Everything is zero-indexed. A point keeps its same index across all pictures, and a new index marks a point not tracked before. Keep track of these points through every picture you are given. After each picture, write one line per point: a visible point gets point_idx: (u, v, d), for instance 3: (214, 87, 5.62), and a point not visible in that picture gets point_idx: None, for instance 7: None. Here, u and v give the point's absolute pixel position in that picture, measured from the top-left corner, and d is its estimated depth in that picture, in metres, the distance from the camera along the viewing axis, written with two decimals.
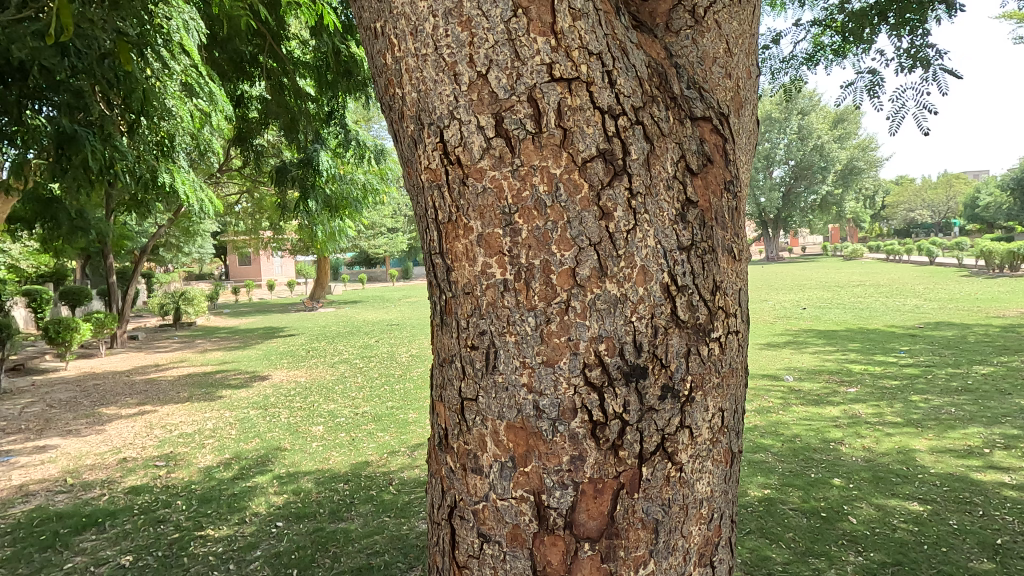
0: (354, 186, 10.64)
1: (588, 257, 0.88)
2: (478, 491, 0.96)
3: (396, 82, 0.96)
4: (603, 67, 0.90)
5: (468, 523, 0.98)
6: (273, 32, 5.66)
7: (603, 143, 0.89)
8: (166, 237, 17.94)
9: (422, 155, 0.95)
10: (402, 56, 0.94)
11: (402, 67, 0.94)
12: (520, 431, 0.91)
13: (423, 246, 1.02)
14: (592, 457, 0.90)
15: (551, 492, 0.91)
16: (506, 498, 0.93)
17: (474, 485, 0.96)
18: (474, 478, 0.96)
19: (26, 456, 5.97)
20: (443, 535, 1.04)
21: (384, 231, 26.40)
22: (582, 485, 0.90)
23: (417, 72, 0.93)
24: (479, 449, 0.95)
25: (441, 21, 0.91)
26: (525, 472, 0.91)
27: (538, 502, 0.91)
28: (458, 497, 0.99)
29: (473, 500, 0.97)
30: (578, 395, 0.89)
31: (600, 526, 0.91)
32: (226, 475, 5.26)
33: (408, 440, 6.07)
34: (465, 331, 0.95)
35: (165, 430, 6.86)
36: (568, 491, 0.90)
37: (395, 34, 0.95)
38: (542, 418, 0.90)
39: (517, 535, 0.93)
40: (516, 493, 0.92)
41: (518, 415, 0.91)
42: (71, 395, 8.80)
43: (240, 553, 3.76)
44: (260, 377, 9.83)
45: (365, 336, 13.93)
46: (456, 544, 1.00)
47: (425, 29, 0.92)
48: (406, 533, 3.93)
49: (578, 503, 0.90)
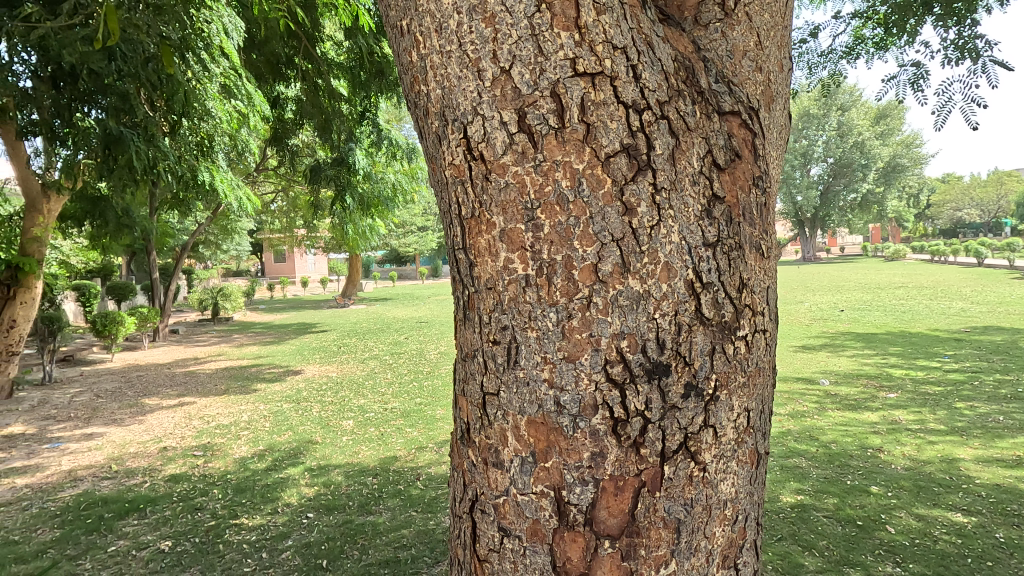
0: (385, 185, 10.79)
1: (611, 253, 0.87)
2: (499, 485, 0.96)
3: (422, 79, 0.97)
4: (627, 62, 0.89)
5: (488, 517, 0.98)
6: (308, 33, 5.79)
7: (627, 137, 0.88)
8: (205, 235, 18.59)
9: (446, 151, 0.95)
10: (427, 53, 0.95)
11: (427, 64, 0.95)
12: (541, 427, 0.91)
13: (446, 242, 1.03)
14: (613, 454, 0.89)
15: (571, 488, 0.91)
16: (526, 493, 0.93)
17: (496, 479, 0.96)
18: (495, 472, 0.96)
19: (75, 443, 6.27)
20: (465, 528, 1.04)
21: (414, 230, 26.72)
22: (602, 482, 0.90)
23: (441, 69, 0.94)
24: (501, 443, 0.95)
25: (465, 18, 0.91)
26: (546, 467, 0.91)
27: (558, 498, 0.91)
28: (479, 490, 1.00)
29: (494, 494, 0.97)
30: (599, 391, 0.88)
31: (621, 523, 0.91)
32: (260, 466, 5.42)
33: (435, 436, 6.14)
34: (488, 326, 0.95)
35: (203, 421, 7.11)
36: (588, 487, 0.90)
37: (421, 31, 0.96)
38: (562, 414, 0.90)
39: (537, 531, 0.93)
40: (536, 489, 0.92)
41: (538, 410, 0.91)
42: (116, 386, 9.18)
43: (272, 543, 3.86)
44: (293, 371, 10.08)
45: (395, 333, 14.15)
46: (477, 538, 1.00)
47: (449, 27, 0.92)
48: (433, 528, 3.97)
49: (599, 500, 0.90)
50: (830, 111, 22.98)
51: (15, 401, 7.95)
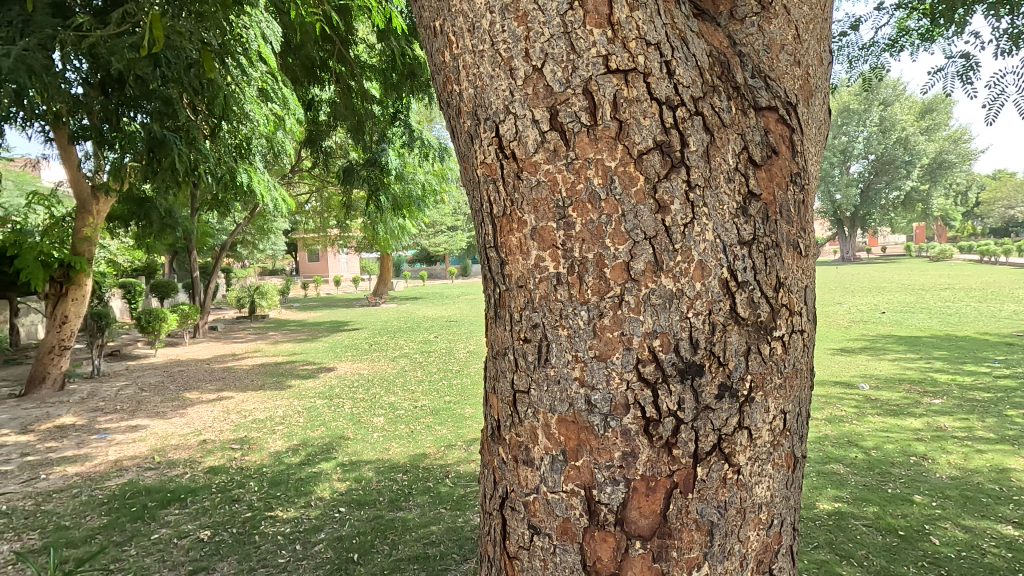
0: (416, 186, 10.92)
1: (643, 251, 0.86)
2: (530, 483, 0.96)
3: (455, 79, 0.98)
4: (661, 58, 0.88)
5: (519, 515, 0.98)
6: (341, 37, 5.90)
7: (661, 134, 0.87)
8: (243, 235, 19.16)
9: (478, 149, 0.96)
10: (460, 53, 0.96)
11: (460, 64, 0.96)
12: (572, 425, 0.90)
13: (478, 240, 1.03)
14: (645, 454, 0.88)
15: (602, 487, 0.90)
16: (556, 491, 0.93)
17: (526, 477, 0.97)
18: (525, 469, 0.96)
19: (121, 434, 6.54)
20: (495, 525, 1.05)
21: (444, 230, 26.95)
22: (633, 482, 0.89)
23: (474, 68, 0.94)
24: (531, 441, 0.95)
25: (498, 17, 0.92)
26: (576, 466, 0.91)
27: (589, 497, 0.91)
28: (509, 488, 1.00)
29: (524, 492, 0.97)
30: (630, 391, 0.87)
31: (652, 524, 0.90)
32: (294, 460, 5.56)
33: (464, 435, 6.18)
34: (519, 324, 0.95)
35: (241, 415, 7.34)
36: (619, 487, 0.89)
37: (454, 31, 0.97)
38: (593, 412, 0.89)
39: (567, 529, 0.93)
40: (567, 487, 0.92)
41: (569, 408, 0.91)
42: (159, 380, 9.55)
43: (306, 535, 3.96)
44: (326, 368, 10.31)
45: (425, 331, 14.31)
46: (507, 535, 1.01)
47: (482, 26, 0.93)
48: (461, 526, 4.00)
49: (630, 500, 0.89)
50: (872, 106, 22.16)
51: (67, 393, 8.34)
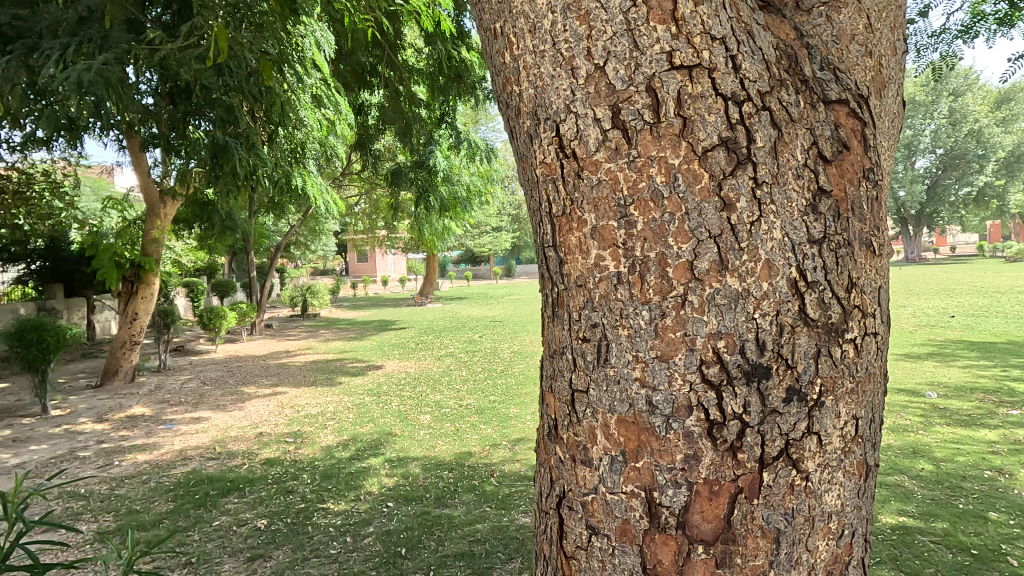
0: (461, 187, 11.07)
1: (707, 250, 0.85)
2: (587, 483, 0.95)
3: (514, 79, 0.98)
4: (727, 52, 0.86)
5: (576, 514, 0.97)
6: (390, 42, 6.02)
7: (726, 131, 0.85)
8: (297, 237, 19.91)
9: (536, 149, 0.96)
10: (520, 54, 0.96)
11: (520, 65, 0.96)
12: (632, 426, 0.89)
13: (535, 239, 1.03)
14: (708, 457, 0.87)
15: (662, 489, 0.89)
16: (616, 492, 0.92)
17: (583, 477, 0.96)
18: (583, 469, 0.95)
19: (185, 425, 6.91)
20: (550, 525, 1.04)
21: (488, 230, 27.15)
22: (696, 486, 0.87)
23: (534, 68, 0.94)
24: (589, 441, 0.94)
25: (560, 17, 0.92)
26: (636, 467, 0.90)
27: (649, 499, 0.89)
28: (566, 487, 0.99)
29: (582, 492, 0.96)
30: (694, 392, 0.86)
31: (716, 529, 0.88)
32: (344, 454, 5.73)
33: (509, 434, 6.21)
34: (577, 323, 0.94)
35: (294, 410, 7.63)
36: (681, 490, 0.88)
37: (515, 33, 0.97)
38: (655, 414, 0.88)
39: (626, 531, 0.92)
40: (626, 488, 0.91)
41: (629, 409, 0.89)
42: (219, 374, 10.03)
43: (356, 528, 4.07)
44: (375, 366, 10.58)
45: (470, 331, 14.46)
46: (564, 534, 1.00)
47: (544, 26, 0.93)
48: (506, 525, 4.02)
49: (692, 504, 0.87)
50: (940, 97, 20.85)
51: (137, 385, 8.88)
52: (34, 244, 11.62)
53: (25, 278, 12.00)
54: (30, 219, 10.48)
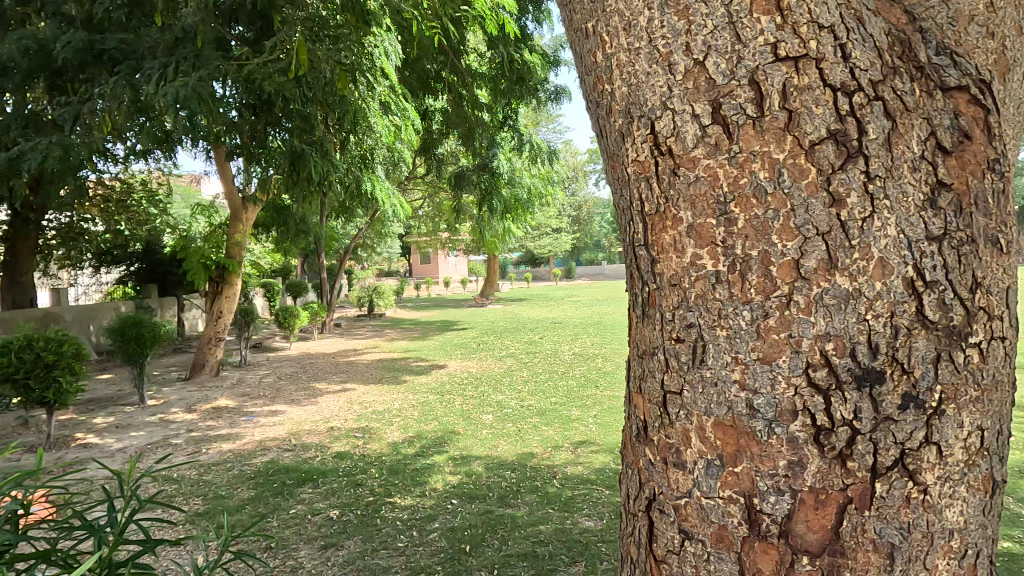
0: (522, 189, 11.15)
1: (815, 248, 0.82)
2: (681, 486, 0.93)
3: (606, 78, 0.98)
4: (836, 41, 0.82)
5: (668, 517, 0.95)
6: (454, 48, 6.20)
7: (836, 123, 0.82)
8: (364, 239, 20.71)
9: (629, 148, 0.96)
10: (612, 53, 0.96)
11: (612, 63, 0.96)
12: (730, 429, 0.87)
13: (623, 238, 1.03)
14: (815, 465, 0.83)
15: (764, 496, 0.86)
16: (712, 497, 0.90)
17: (679, 480, 0.94)
18: (676, 472, 0.93)
19: (264, 417, 7.33)
20: (640, 528, 1.02)
21: (549, 231, 27.15)
22: (801, 494, 0.84)
23: (628, 66, 0.94)
24: (683, 444, 0.92)
25: (656, 13, 0.92)
26: (735, 472, 0.88)
27: (749, 506, 0.87)
28: (657, 490, 0.97)
29: (675, 495, 0.94)
30: (799, 397, 0.83)
31: (822, 540, 0.84)
32: (410, 450, 5.90)
33: (571, 436, 6.18)
34: (670, 323, 0.93)
35: (363, 406, 7.93)
36: (785, 497, 0.85)
37: (607, 31, 0.97)
38: (755, 418, 0.85)
39: (723, 537, 0.89)
40: (724, 494, 0.89)
41: (728, 412, 0.87)
42: (293, 370, 10.59)
43: (421, 523, 4.17)
44: (438, 365, 10.83)
45: (530, 332, 14.51)
46: (654, 538, 0.98)
47: (639, 23, 0.93)
48: (570, 527, 4.00)
49: (796, 512, 0.84)
50: None
51: (221, 378, 9.52)
52: (133, 247, 12.80)
53: (126, 278, 13.17)
54: (131, 224, 11.54)
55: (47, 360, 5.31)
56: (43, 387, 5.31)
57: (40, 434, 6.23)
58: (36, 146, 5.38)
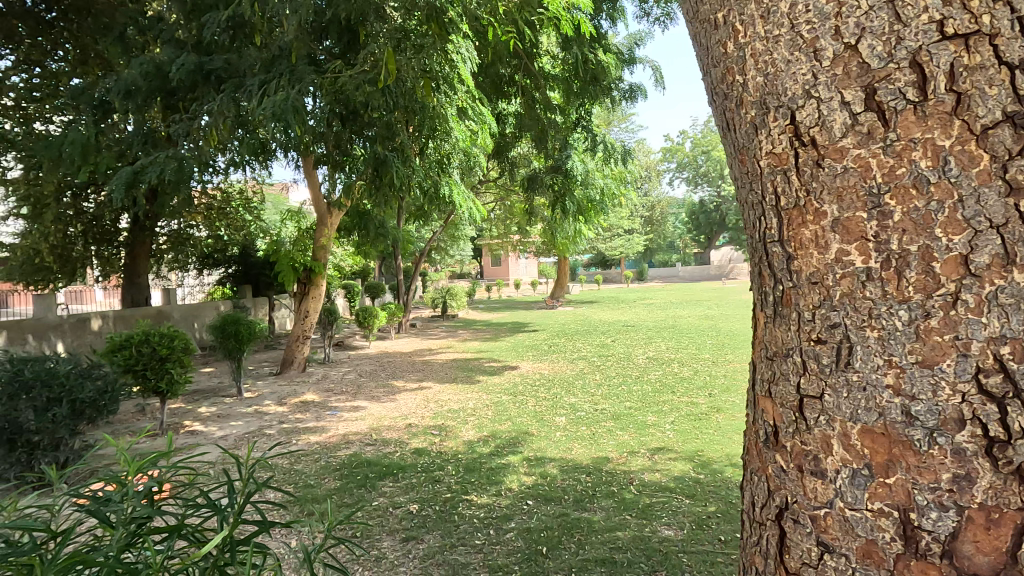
0: (594, 190, 11.02)
1: (987, 243, 0.87)
2: (821, 497, 1.03)
3: (738, 68, 1.13)
4: (1011, 13, 0.87)
5: (804, 528, 1.05)
6: (528, 50, 6.26)
7: (1012, 104, 0.86)
8: (438, 242, 21.29)
9: (766, 140, 1.09)
10: (748, 42, 1.11)
11: (747, 53, 1.11)
12: (880, 438, 0.95)
13: (759, 232, 1.15)
14: (985, 480, 0.87)
15: (924, 511, 0.91)
16: (859, 509, 0.97)
17: (818, 491, 1.03)
18: (815, 481, 1.03)
19: (347, 412, 7.71)
20: (771, 537, 1.13)
21: (621, 233, 26.67)
22: (967, 511, 0.88)
23: (767, 56, 1.07)
24: (823, 451, 1.02)
25: (800, 2, 1.03)
26: (886, 483, 0.95)
27: (903, 519, 0.93)
28: (792, 498, 1.08)
29: (814, 505, 1.03)
30: (964, 404, 0.88)
31: (995, 562, 0.87)
32: (485, 449, 5.99)
33: (647, 442, 6.03)
34: (811, 322, 1.03)
35: (439, 404, 8.15)
36: (948, 513, 0.89)
37: (741, 21, 1.12)
38: (915, 426, 0.92)
39: (871, 552, 0.96)
40: (872, 506, 0.96)
41: (878, 419, 0.95)
42: (373, 368, 11.04)
43: (498, 521, 4.22)
44: (510, 366, 10.92)
45: (602, 335, 14.31)
46: (788, 548, 1.08)
47: (779, 11, 1.06)
48: (648, 535, 3.90)
49: (963, 530, 0.88)
50: None
51: (307, 374, 10.10)
52: (230, 250, 13.88)
53: (224, 280, 14.28)
54: (228, 230, 12.52)
55: (160, 353, 5.87)
56: (157, 377, 5.88)
57: (154, 420, 6.88)
58: (152, 160, 5.94)
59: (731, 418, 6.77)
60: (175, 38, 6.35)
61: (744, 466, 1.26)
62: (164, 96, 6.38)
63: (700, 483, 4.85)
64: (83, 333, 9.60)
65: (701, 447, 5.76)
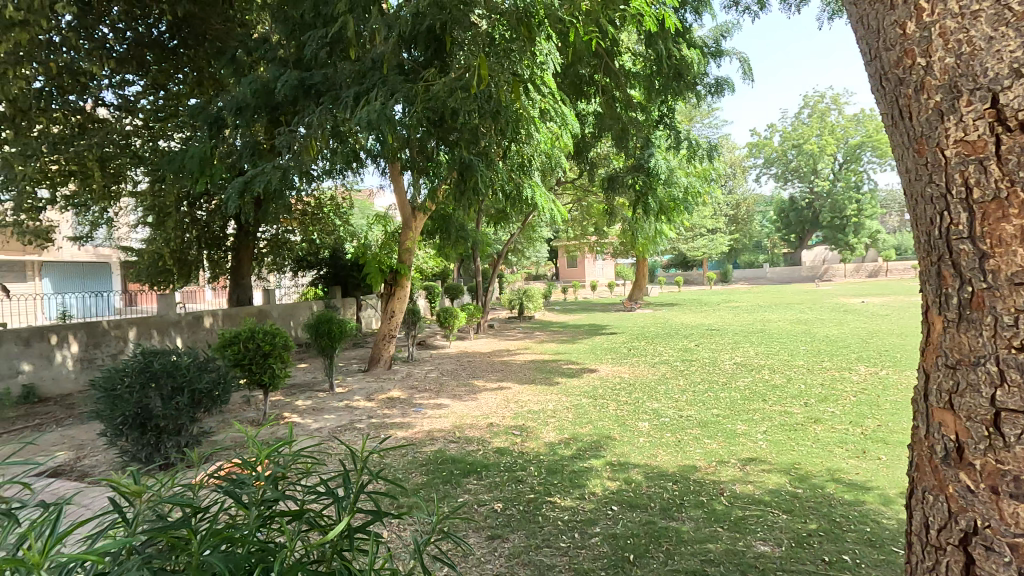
0: (677, 189, 10.67)
1: None
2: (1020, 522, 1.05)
3: (922, 52, 1.19)
4: None
5: (1000, 553, 1.08)
6: (609, 50, 6.21)
7: None
8: (515, 244, 21.48)
9: (958, 135, 1.12)
10: (937, 22, 1.17)
11: (935, 35, 1.17)
12: None
13: (943, 233, 1.19)
14: None
15: None
16: None
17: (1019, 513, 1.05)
18: (1014, 503, 1.06)
19: (431, 409, 7.95)
20: (955, 562, 1.18)
21: (704, 233, 25.63)
22: None
23: (958, 46, 1.12)
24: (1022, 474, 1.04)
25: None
26: None
27: None
28: (982, 521, 1.11)
29: (1012, 531, 1.06)
30: None
31: None
32: (567, 452, 5.96)
33: (737, 452, 5.74)
34: (1010, 331, 1.06)
35: (519, 404, 8.21)
36: None
37: (928, 7, 1.19)
38: None
39: None
40: None
41: None
42: (453, 368, 11.31)
43: (582, 525, 4.18)
44: (589, 369, 10.80)
45: (684, 339, 13.80)
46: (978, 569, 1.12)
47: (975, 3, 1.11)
48: (743, 550, 3.70)
49: None
50: None
51: (393, 372, 10.51)
52: (322, 254, 14.76)
53: (316, 282, 15.20)
54: (321, 235, 13.33)
55: (264, 349, 6.35)
56: (261, 371, 6.37)
57: (259, 411, 7.44)
58: (259, 171, 6.44)
59: (831, 430, 6.30)
60: (277, 57, 6.94)
61: (915, 487, 1.31)
62: (268, 111, 6.90)
63: (798, 498, 4.54)
64: (197, 330, 10.57)
65: (798, 460, 5.40)
